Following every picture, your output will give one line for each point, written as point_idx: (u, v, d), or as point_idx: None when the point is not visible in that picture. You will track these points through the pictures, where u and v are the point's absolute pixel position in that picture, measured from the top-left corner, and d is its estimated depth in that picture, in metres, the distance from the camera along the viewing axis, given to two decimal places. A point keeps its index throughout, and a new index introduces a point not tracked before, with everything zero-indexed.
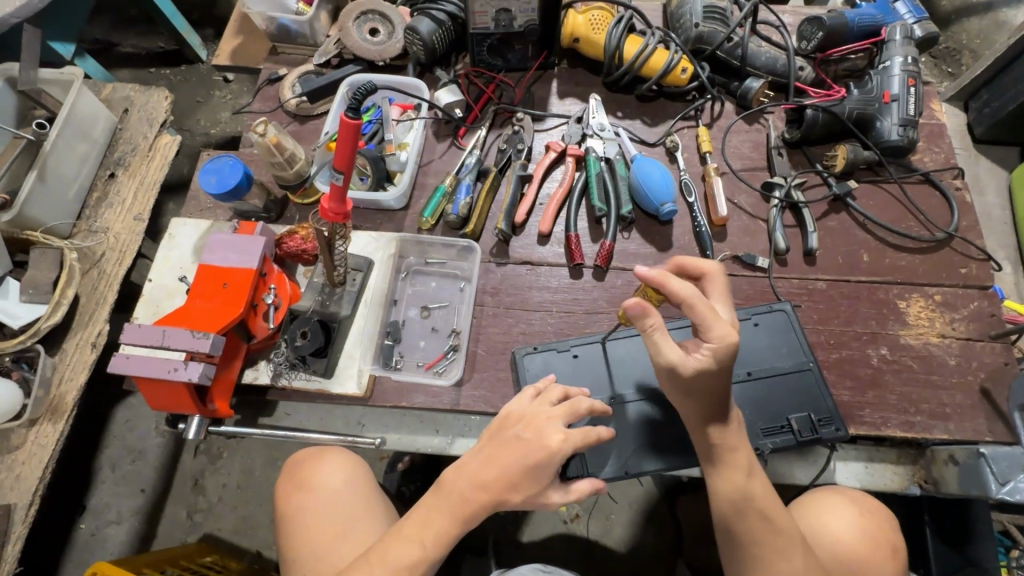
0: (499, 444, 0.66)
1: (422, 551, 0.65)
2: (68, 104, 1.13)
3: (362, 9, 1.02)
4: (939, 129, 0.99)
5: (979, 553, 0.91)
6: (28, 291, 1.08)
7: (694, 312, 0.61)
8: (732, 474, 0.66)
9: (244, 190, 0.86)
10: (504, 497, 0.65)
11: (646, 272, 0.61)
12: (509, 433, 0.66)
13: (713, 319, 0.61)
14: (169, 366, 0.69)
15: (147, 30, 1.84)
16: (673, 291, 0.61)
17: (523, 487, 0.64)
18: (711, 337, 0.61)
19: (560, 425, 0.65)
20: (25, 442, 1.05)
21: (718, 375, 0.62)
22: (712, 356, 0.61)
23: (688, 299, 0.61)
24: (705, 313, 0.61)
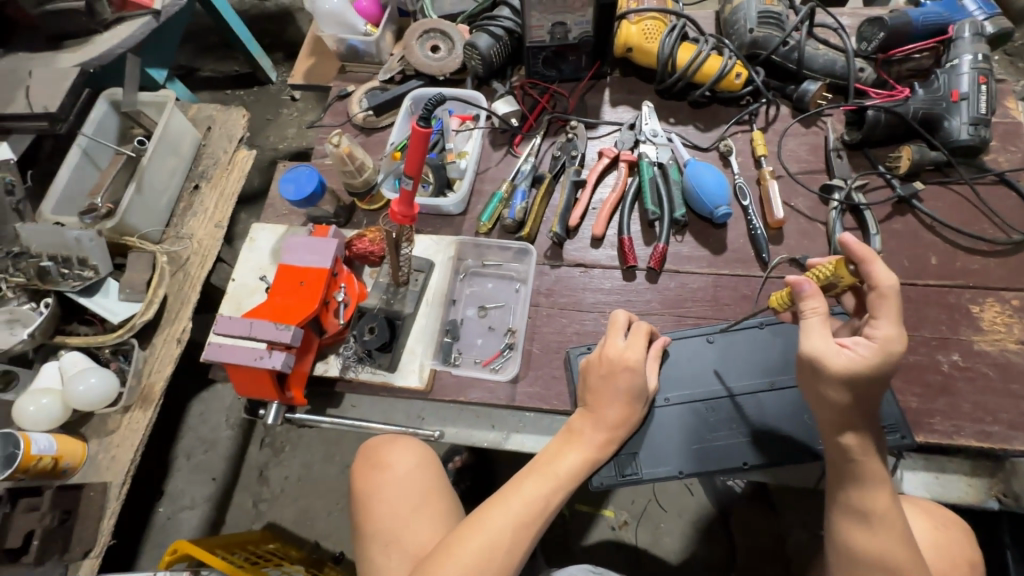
0: (603, 383, 0.75)
1: (543, 502, 0.70)
2: (162, 123, 1.26)
3: (424, 28, 1.09)
4: (1015, 128, 0.94)
5: None
6: (126, 290, 1.20)
7: (877, 305, 0.60)
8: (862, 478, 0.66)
9: (317, 197, 0.94)
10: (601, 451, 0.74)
11: (852, 245, 0.60)
12: (616, 373, 0.75)
13: (890, 319, 0.60)
14: (255, 354, 0.76)
15: (225, 56, 2.01)
16: (871, 274, 0.60)
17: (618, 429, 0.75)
18: (877, 334, 0.60)
19: (632, 344, 0.77)
20: (120, 426, 1.16)
21: (867, 374, 0.60)
22: (872, 351, 0.60)
23: (878, 290, 0.61)
24: (886, 309, 0.60)
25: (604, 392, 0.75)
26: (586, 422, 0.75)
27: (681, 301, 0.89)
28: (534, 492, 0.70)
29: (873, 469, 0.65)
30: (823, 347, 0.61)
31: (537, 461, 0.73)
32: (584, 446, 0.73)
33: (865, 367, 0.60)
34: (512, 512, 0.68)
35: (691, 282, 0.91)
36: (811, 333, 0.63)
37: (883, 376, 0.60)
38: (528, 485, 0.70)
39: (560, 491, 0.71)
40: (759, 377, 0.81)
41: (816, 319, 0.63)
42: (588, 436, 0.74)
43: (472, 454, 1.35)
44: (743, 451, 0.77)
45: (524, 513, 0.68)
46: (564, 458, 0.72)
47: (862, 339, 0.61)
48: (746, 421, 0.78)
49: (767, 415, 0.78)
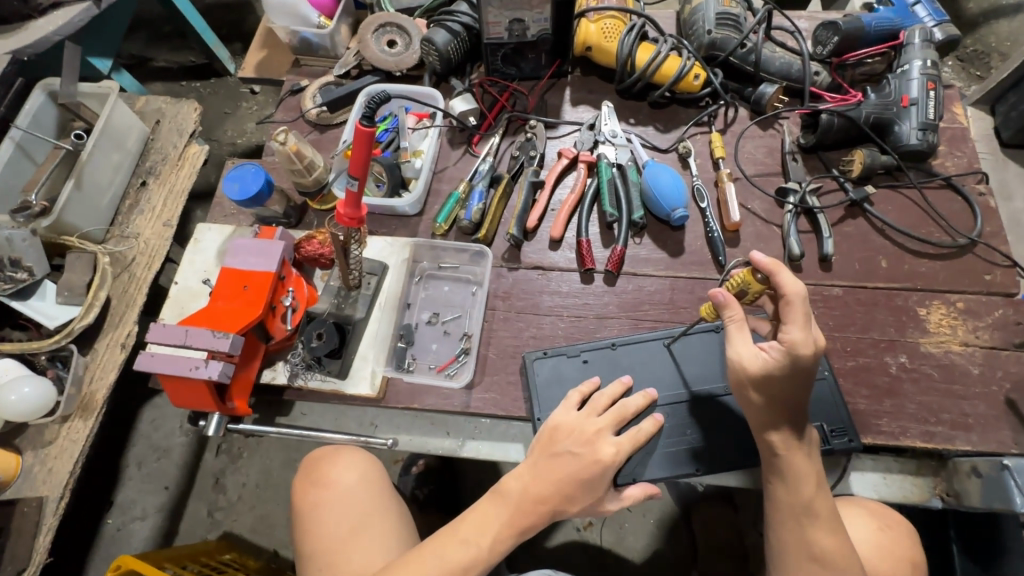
0: (547, 458, 0.69)
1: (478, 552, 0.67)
2: (104, 115, 1.19)
3: (379, 22, 1.05)
4: (962, 133, 0.97)
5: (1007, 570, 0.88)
6: (64, 293, 1.14)
7: (785, 312, 0.62)
8: (792, 472, 0.67)
9: (265, 197, 0.90)
10: (562, 508, 0.68)
11: (760, 258, 0.62)
12: (559, 448, 0.69)
13: (798, 325, 0.62)
14: (191, 364, 0.72)
15: (179, 45, 1.93)
16: (779, 282, 0.62)
17: (579, 499, 0.68)
18: (784, 338, 0.63)
19: (610, 436, 0.70)
20: (58, 437, 1.10)
21: (778, 376, 0.64)
22: (779, 355, 0.63)
23: (786, 297, 0.63)
24: (794, 316, 0.62)
25: (556, 462, 0.68)
26: (510, 485, 0.69)
27: (638, 304, 0.89)
28: (456, 544, 0.67)
29: (800, 465, 0.67)
30: (742, 352, 0.66)
31: (461, 528, 0.68)
32: (508, 508, 0.68)
33: (778, 368, 0.63)
34: (434, 561, 0.66)
35: (648, 285, 0.90)
36: (733, 338, 0.67)
37: (799, 376, 0.64)
38: (465, 532, 0.68)
39: (479, 561, 0.66)
40: (712, 382, 0.80)
41: (734, 326, 0.67)
42: (512, 499, 0.68)
43: (435, 458, 1.33)
44: (696, 457, 0.76)
45: (462, 560, 0.66)
46: (490, 522, 0.68)
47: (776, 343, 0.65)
48: (700, 425, 0.78)
49: (720, 420, 0.78)
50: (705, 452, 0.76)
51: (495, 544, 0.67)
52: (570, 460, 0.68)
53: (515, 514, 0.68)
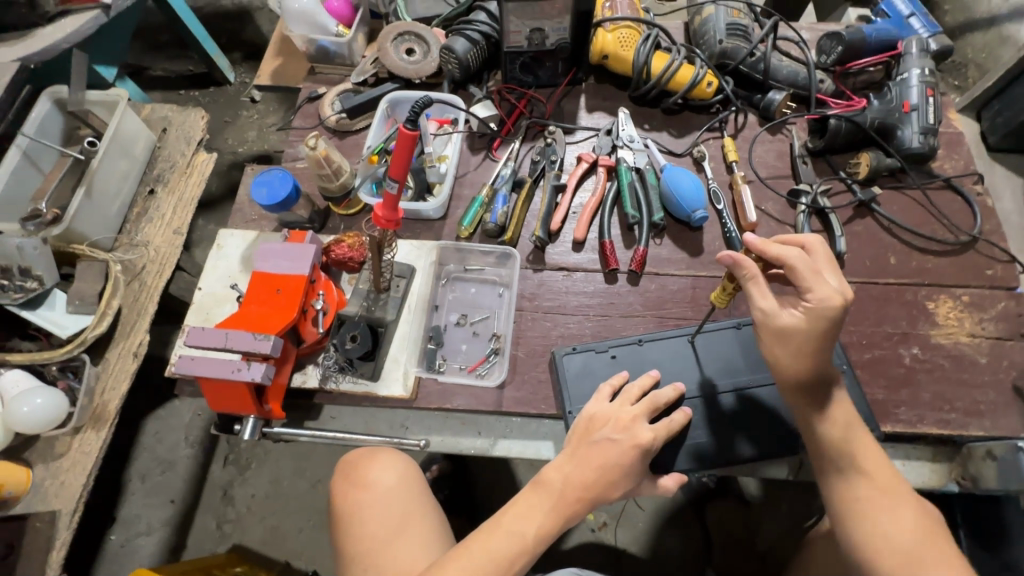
0: (586, 445, 0.70)
1: (526, 543, 0.67)
2: (114, 123, 1.19)
3: (398, 31, 1.08)
4: (957, 137, 1.02)
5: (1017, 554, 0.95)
6: (75, 302, 1.12)
7: (799, 274, 0.66)
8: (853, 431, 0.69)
9: (292, 202, 0.90)
10: (605, 495, 0.68)
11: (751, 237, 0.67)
12: (597, 435, 0.70)
13: (819, 283, 0.65)
14: (233, 367, 0.71)
15: (178, 54, 1.92)
16: (772, 255, 0.66)
17: (620, 486, 0.68)
18: (810, 297, 0.65)
19: (645, 423, 0.70)
20: (69, 449, 1.07)
21: (810, 334, 0.66)
22: (808, 313, 0.65)
23: (787, 264, 0.67)
24: (807, 276, 0.65)
25: (596, 449, 0.69)
26: (550, 475, 0.69)
27: (662, 303, 0.91)
28: (502, 535, 0.67)
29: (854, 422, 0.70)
30: (770, 309, 0.67)
31: (502, 520, 0.68)
32: (548, 497, 0.68)
33: (809, 323, 0.65)
34: (480, 554, 0.65)
35: (670, 283, 0.93)
36: (755, 297, 0.68)
37: (827, 330, 0.66)
38: (509, 524, 0.68)
39: (525, 556, 0.66)
40: (735, 376, 0.82)
41: (758, 292, 0.68)
42: (553, 488, 0.68)
43: (450, 462, 1.33)
44: (726, 448, 0.79)
45: (508, 552, 0.66)
46: (532, 516, 0.67)
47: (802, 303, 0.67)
48: (730, 418, 0.80)
49: (749, 414, 0.80)
50: (737, 444, 0.79)
51: (540, 534, 0.67)
52: (610, 446, 0.68)
53: (559, 502, 0.67)
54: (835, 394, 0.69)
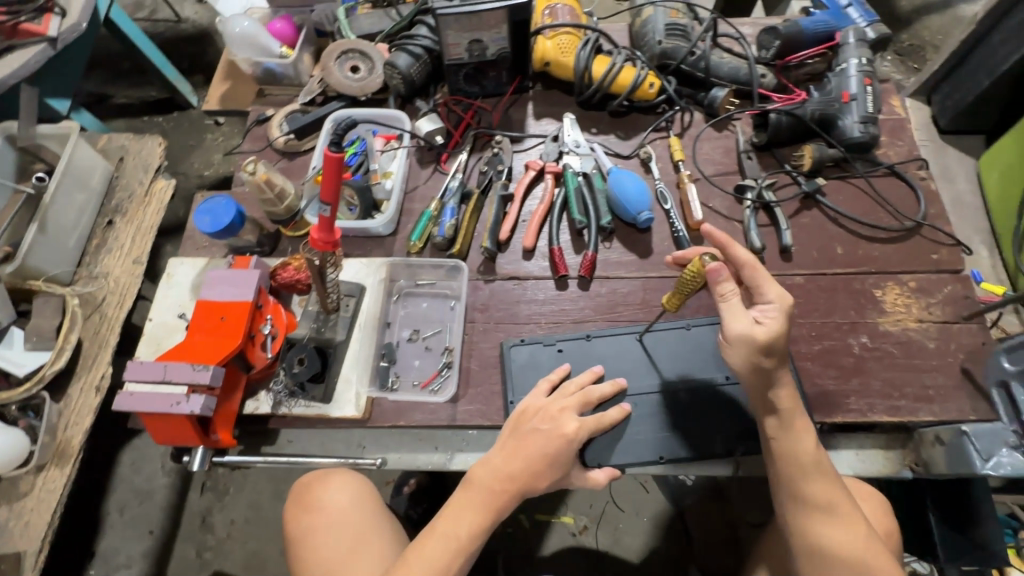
0: (518, 439, 0.72)
1: (461, 541, 0.70)
2: (66, 156, 1.18)
3: (342, 49, 1.08)
4: (900, 124, 1.03)
5: (987, 535, 0.96)
6: (33, 339, 1.11)
7: (757, 275, 0.68)
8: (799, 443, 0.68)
9: (237, 228, 0.90)
10: (531, 486, 0.71)
11: (716, 232, 0.68)
12: (527, 425, 0.73)
13: (770, 283, 0.68)
14: (172, 400, 0.71)
15: (139, 81, 1.91)
16: (738, 254, 0.68)
17: (546, 475, 0.71)
18: (772, 298, 0.67)
19: (573, 413, 0.74)
20: (32, 488, 1.06)
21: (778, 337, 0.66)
22: (775, 315, 0.67)
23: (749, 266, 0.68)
24: (764, 276, 0.68)
25: (526, 443, 0.71)
26: (480, 474, 0.72)
27: (613, 306, 0.91)
28: (439, 542, 0.69)
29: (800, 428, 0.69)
30: (744, 326, 0.66)
31: (438, 523, 0.71)
32: (480, 495, 0.71)
33: (777, 329, 0.66)
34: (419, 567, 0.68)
35: (621, 287, 0.93)
36: (729, 314, 0.67)
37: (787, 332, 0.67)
38: (444, 528, 0.70)
39: (461, 557, 0.69)
40: (683, 374, 0.83)
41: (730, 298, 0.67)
42: (483, 485, 0.71)
43: (426, 476, 1.33)
44: (658, 445, 0.79)
45: (445, 558, 0.68)
46: (466, 518, 0.70)
47: (765, 307, 0.68)
48: (681, 419, 0.80)
49: (700, 414, 0.80)
50: (690, 444, 0.78)
51: (473, 531, 0.70)
52: (537, 438, 0.71)
53: (489, 498, 0.70)
54: (785, 400, 0.68)
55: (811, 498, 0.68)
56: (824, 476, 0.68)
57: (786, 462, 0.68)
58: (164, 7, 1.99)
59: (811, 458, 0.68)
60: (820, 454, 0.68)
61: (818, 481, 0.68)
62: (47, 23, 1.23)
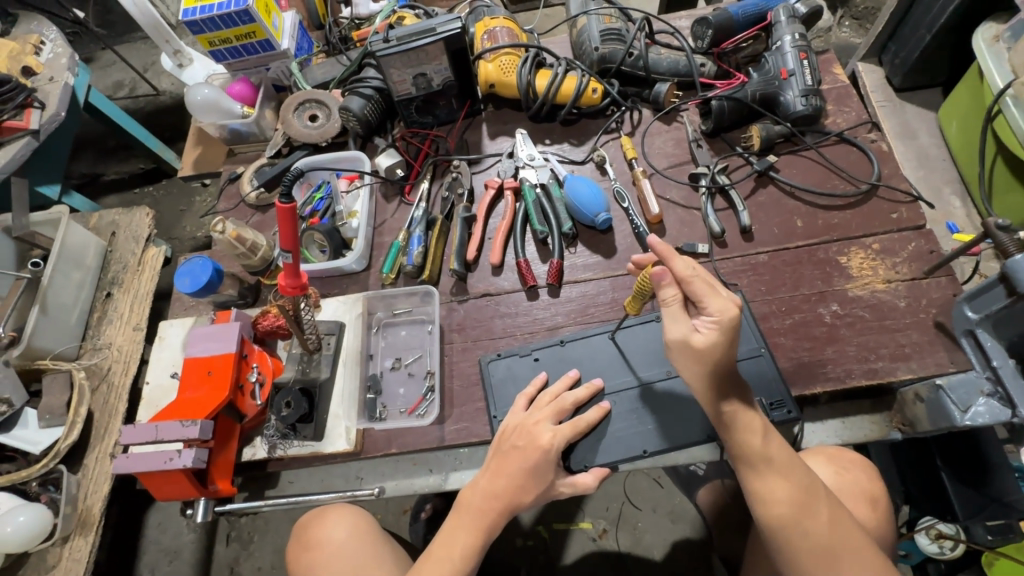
0: (497, 460, 0.75)
1: (455, 566, 0.71)
2: (60, 237, 1.23)
3: (298, 100, 1.12)
4: (845, 91, 1.05)
5: (1003, 488, 0.94)
6: (45, 416, 1.15)
7: (696, 288, 0.65)
8: (746, 441, 0.68)
9: (216, 284, 0.94)
10: (517, 501, 0.72)
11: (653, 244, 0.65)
12: (505, 445, 0.75)
13: (713, 296, 0.65)
14: (166, 456, 0.75)
15: (127, 156, 2.01)
16: (675, 267, 0.65)
17: (530, 489, 0.72)
18: (712, 311, 0.64)
19: (548, 424, 0.75)
20: (61, 560, 1.10)
21: (720, 346, 0.65)
22: (715, 327, 0.64)
23: (686, 279, 0.65)
24: (703, 289, 0.65)
25: (503, 464, 0.74)
26: (468, 499, 0.74)
27: (585, 309, 0.93)
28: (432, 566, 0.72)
29: (747, 420, 0.68)
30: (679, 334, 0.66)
31: (434, 550, 0.73)
32: (470, 516, 0.73)
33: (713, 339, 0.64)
34: None
35: (590, 288, 0.95)
36: (668, 320, 0.67)
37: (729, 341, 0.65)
38: (438, 553, 0.72)
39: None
40: (658, 366, 0.84)
41: (668, 309, 0.66)
42: (472, 506, 0.73)
43: (441, 499, 1.34)
44: (641, 439, 0.80)
45: None
46: (456, 543, 0.72)
47: (706, 318, 0.66)
48: (661, 410, 0.81)
49: (680, 402, 0.81)
50: (674, 434, 0.79)
51: (465, 553, 0.71)
52: (516, 455, 0.73)
53: (477, 519, 0.72)
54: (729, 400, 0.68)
55: (771, 496, 0.67)
56: (779, 472, 0.67)
57: (742, 459, 0.69)
58: (143, 83, 2.09)
59: (760, 454, 0.68)
60: (770, 451, 0.68)
61: (770, 475, 0.67)
62: (28, 117, 1.30)
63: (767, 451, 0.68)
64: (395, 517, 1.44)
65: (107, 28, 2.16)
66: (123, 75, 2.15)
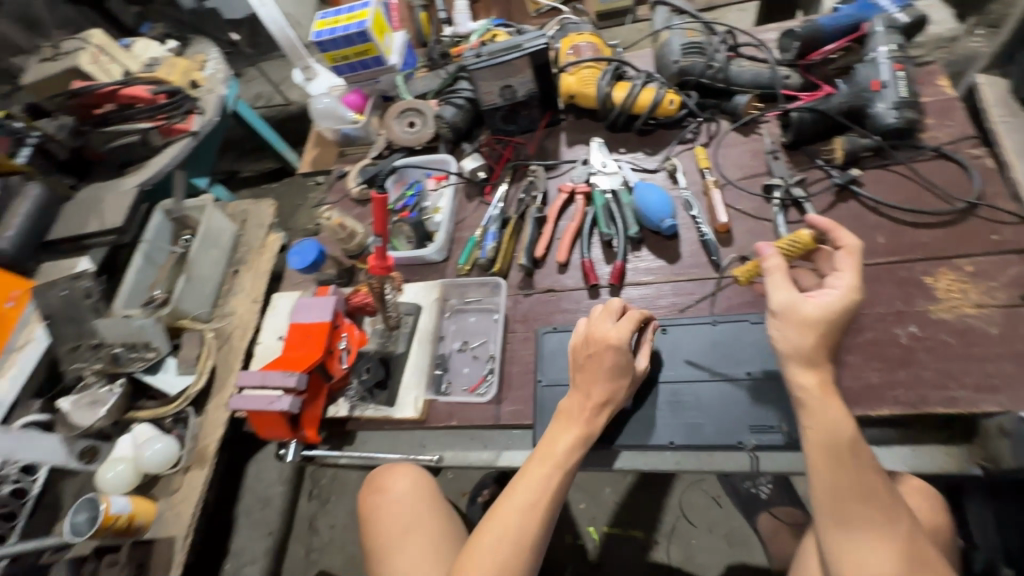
0: (584, 371, 0.77)
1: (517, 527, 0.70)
2: (204, 220, 1.49)
3: (401, 108, 1.27)
4: (949, 104, 0.98)
5: None
6: (182, 365, 1.39)
7: (842, 260, 0.69)
8: (865, 468, 0.64)
9: (320, 263, 1.10)
10: (614, 395, 0.77)
11: (818, 218, 0.72)
12: (583, 357, 0.78)
13: (852, 273, 0.68)
14: (268, 399, 0.90)
15: (259, 157, 2.34)
16: (841, 237, 0.70)
17: (621, 384, 0.77)
18: (838, 283, 0.67)
19: (612, 322, 0.79)
20: (181, 485, 1.32)
21: (834, 317, 0.66)
22: (837, 297, 0.66)
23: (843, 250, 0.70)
24: (851, 262, 0.68)
25: (589, 373, 0.77)
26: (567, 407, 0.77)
27: (644, 310, 0.96)
28: (537, 456, 0.74)
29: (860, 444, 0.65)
30: (791, 296, 0.68)
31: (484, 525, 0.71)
32: (534, 484, 0.72)
33: (831, 308, 0.66)
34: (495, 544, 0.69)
35: (650, 291, 0.98)
36: (776, 284, 0.70)
37: (844, 321, 0.66)
38: (498, 523, 0.71)
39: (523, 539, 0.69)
40: (706, 369, 0.86)
41: (780, 274, 0.70)
42: (534, 476, 0.73)
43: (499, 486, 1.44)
44: (670, 431, 0.83)
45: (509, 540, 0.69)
46: (559, 441, 0.75)
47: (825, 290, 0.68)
48: (706, 413, 0.83)
49: (728, 408, 0.82)
50: (718, 436, 0.81)
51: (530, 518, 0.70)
52: (593, 361, 0.77)
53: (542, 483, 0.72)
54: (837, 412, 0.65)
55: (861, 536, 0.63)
56: (887, 514, 0.63)
57: (857, 493, 0.63)
58: (277, 94, 2.43)
59: (874, 483, 0.63)
60: (879, 484, 0.64)
61: (880, 512, 0.63)
62: (191, 121, 1.60)
63: (858, 483, 0.63)
64: (454, 497, 1.54)
65: (254, 48, 2.55)
66: (262, 88, 2.52)
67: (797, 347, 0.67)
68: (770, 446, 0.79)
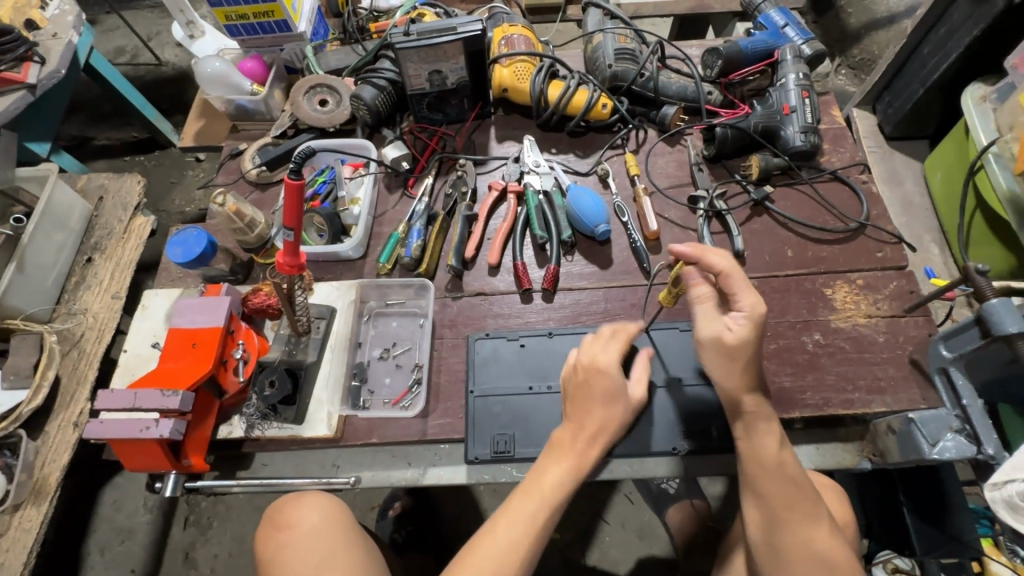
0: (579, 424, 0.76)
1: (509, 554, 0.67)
2: (45, 197, 1.19)
3: (312, 84, 1.12)
4: (842, 132, 1.10)
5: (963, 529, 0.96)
6: (8, 378, 1.11)
7: (728, 283, 0.71)
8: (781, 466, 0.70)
9: (209, 257, 0.92)
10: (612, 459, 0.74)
11: (681, 248, 0.73)
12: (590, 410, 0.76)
13: (745, 290, 0.70)
14: (141, 425, 0.74)
15: (119, 123, 1.97)
16: (710, 263, 0.72)
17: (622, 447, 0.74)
18: (743, 306, 0.69)
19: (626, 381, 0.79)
20: (8, 528, 1.06)
21: (749, 345, 0.69)
22: (746, 324, 0.69)
23: (723, 272, 0.71)
24: (737, 283, 0.70)
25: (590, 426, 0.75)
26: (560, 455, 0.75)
27: (576, 315, 0.95)
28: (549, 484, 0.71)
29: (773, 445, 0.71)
30: (712, 328, 0.72)
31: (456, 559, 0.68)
32: (519, 527, 0.69)
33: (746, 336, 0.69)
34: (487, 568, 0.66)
35: (583, 297, 0.96)
36: (700, 317, 0.74)
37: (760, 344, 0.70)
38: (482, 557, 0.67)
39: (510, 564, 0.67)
40: None
41: (702, 305, 0.74)
42: (523, 512, 0.70)
43: (412, 497, 1.38)
44: None
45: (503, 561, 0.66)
46: (546, 479, 0.72)
47: (737, 314, 0.70)
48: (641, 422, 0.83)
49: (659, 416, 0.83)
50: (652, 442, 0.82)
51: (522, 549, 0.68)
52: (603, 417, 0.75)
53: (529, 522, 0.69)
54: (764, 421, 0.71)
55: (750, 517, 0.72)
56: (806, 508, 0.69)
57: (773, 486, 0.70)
58: (146, 51, 2.06)
59: (788, 475, 0.70)
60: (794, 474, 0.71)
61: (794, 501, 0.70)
62: (26, 70, 1.27)
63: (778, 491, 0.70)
64: (362, 512, 1.44)
65: None
66: (125, 41, 2.12)
67: (729, 377, 0.72)
68: (699, 451, 0.81)
